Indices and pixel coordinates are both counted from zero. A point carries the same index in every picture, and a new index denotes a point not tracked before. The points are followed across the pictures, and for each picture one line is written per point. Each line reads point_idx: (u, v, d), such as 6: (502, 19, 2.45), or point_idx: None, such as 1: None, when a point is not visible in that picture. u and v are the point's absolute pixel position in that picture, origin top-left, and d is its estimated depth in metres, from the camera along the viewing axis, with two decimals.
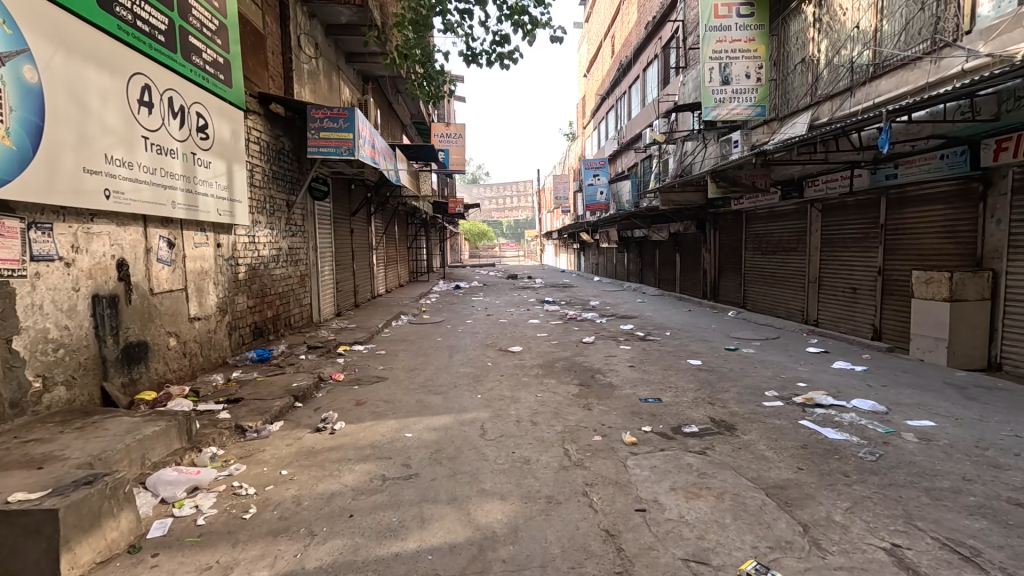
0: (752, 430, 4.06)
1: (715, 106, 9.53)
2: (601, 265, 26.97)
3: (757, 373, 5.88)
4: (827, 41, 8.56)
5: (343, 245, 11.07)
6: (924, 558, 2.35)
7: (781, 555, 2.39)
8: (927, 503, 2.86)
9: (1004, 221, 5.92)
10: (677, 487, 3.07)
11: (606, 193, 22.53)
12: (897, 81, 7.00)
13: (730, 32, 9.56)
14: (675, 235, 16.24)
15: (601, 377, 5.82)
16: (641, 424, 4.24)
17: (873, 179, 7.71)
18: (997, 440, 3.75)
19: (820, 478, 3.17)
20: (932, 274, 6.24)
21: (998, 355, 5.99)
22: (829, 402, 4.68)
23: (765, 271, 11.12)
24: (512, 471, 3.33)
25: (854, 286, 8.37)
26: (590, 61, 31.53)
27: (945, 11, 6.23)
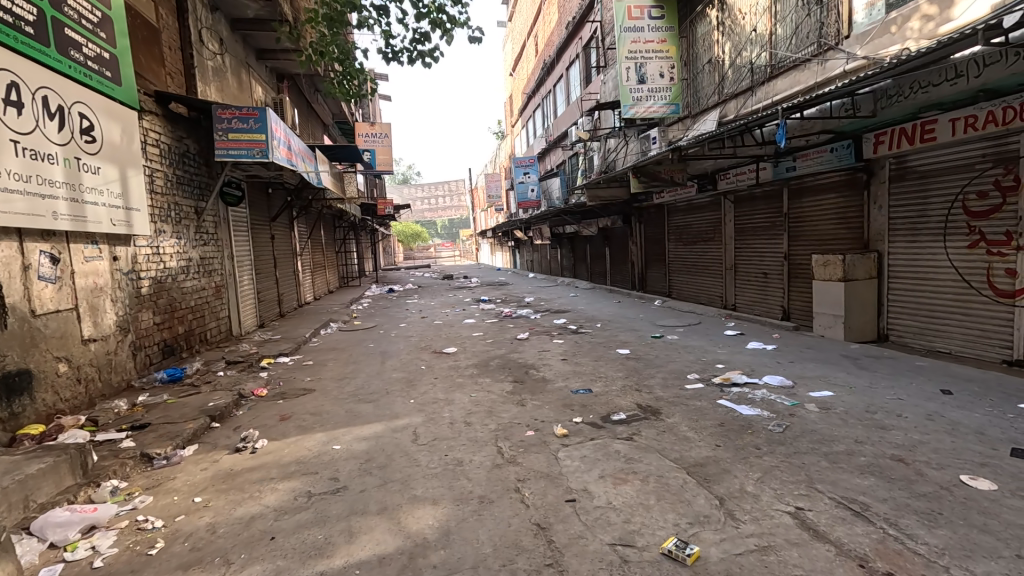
0: (675, 413, 4.26)
1: (633, 104, 9.94)
2: (536, 262, 27.32)
3: (681, 358, 6.20)
4: (730, 43, 9.14)
5: (262, 252, 10.46)
6: (823, 518, 2.58)
7: (700, 529, 2.53)
8: (826, 466, 3.13)
9: (884, 207, 6.60)
10: (605, 473, 3.18)
11: (537, 190, 22.85)
12: (790, 81, 7.59)
13: (643, 34, 9.98)
14: (604, 229, 16.76)
15: (534, 372, 5.90)
16: (573, 415, 4.33)
17: (776, 172, 8.35)
18: (884, 404, 4.18)
19: (735, 453, 3.39)
20: (828, 257, 6.85)
21: (885, 328, 6.68)
22: (743, 380, 5.02)
23: (687, 261, 11.74)
24: (444, 474, 3.29)
25: (765, 271, 9.02)
26: (515, 60, 31.85)
27: (828, 17, 6.83)
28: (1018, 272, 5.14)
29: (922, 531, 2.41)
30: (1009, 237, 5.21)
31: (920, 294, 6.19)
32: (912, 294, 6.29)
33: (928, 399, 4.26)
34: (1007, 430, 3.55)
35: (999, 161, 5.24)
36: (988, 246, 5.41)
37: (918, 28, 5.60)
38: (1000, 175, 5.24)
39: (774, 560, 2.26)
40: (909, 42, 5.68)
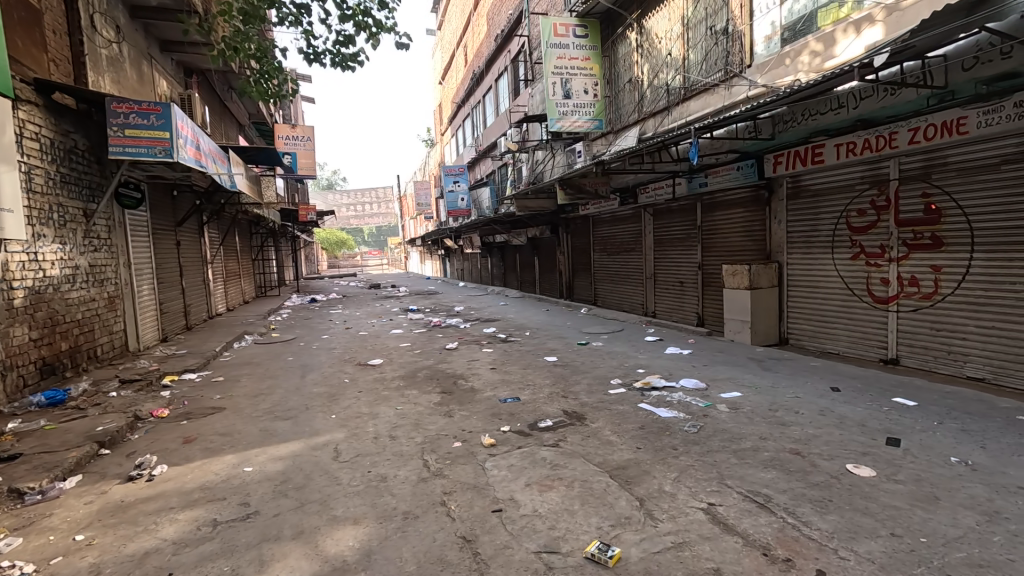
0: (599, 418, 4.39)
1: (559, 118, 10.32)
2: (466, 271, 27.31)
3: (605, 364, 6.41)
4: (648, 64, 9.67)
5: (167, 259, 9.61)
6: (731, 511, 2.75)
7: (621, 531, 2.60)
8: (734, 463, 3.35)
9: (782, 222, 7.24)
10: (531, 481, 3.20)
11: (466, 199, 22.78)
12: (701, 103, 8.17)
13: (568, 50, 10.36)
14: (532, 239, 17.04)
15: (462, 382, 5.84)
16: (500, 424, 4.33)
17: (691, 187, 8.93)
18: (784, 402, 4.57)
19: (654, 455, 3.54)
20: (735, 267, 7.40)
21: (785, 331, 7.32)
22: (661, 384, 5.27)
23: (611, 270, 12.21)
24: (366, 492, 3.16)
25: (681, 280, 9.58)
26: (444, 69, 31.87)
27: (733, 47, 7.44)
28: (891, 281, 5.81)
29: (816, 517, 2.64)
30: (883, 250, 5.88)
31: (814, 301, 6.84)
32: (806, 301, 6.95)
33: (820, 396, 4.70)
34: (884, 421, 3.99)
35: (874, 183, 5.91)
36: (867, 258, 6.07)
37: (807, 62, 6.23)
38: (875, 195, 5.91)
39: (689, 556, 2.38)
40: (800, 73, 6.30)
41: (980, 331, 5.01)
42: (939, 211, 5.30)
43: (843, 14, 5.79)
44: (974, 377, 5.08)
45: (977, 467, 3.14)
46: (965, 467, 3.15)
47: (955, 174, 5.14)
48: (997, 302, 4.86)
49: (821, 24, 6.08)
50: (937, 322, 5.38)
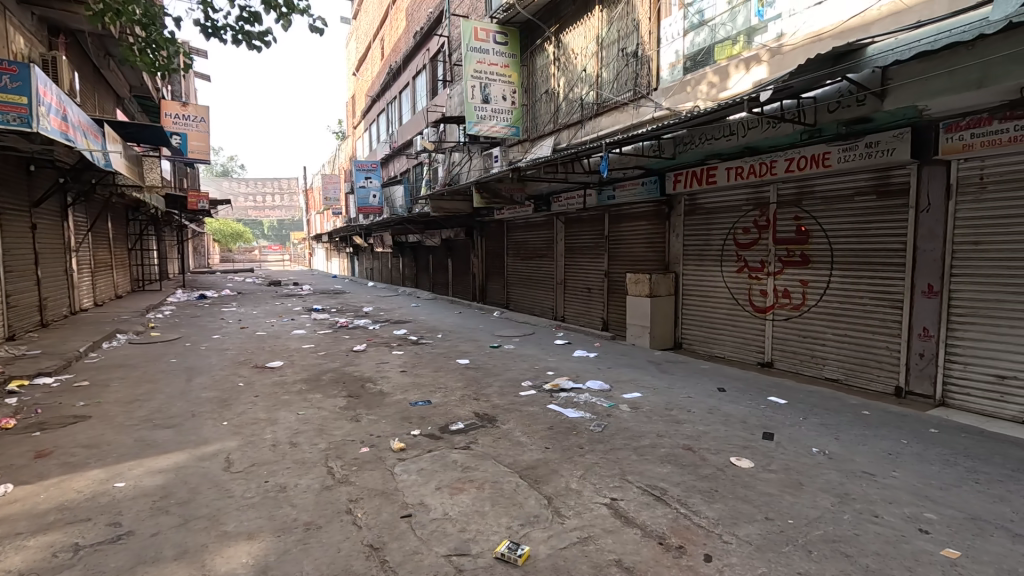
0: (510, 419, 4.46)
1: (478, 122, 10.54)
2: (376, 270, 26.45)
3: (516, 366, 6.53)
4: (564, 78, 10.03)
5: (17, 244, 8.25)
6: (631, 505, 2.93)
7: (530, 529, 2.66)
8: (635, 459, 3.57)
9: (679, 236, 7.87)
10: (443, 484, 3.16)
11: (378, 196, 22.05)
12: (612, 120, 8.62)
13: (488, 56, 10.67)
14: (446, 240, 16.92)
15: (371, 386, 5.63)
16: (410, 428, 4.24)
17: (600, 199, 9.37)
18: (678, 401, 4.95)
19: (561, 454, 3.67)
20: (638, 276, 7.92)
21: (680, 337, 7.95)
22: (570, 386, 5.48)
23: (523, 275, 12.46)
24: (263, 503, 2.93)
25: (589, 286, 10.02)
26: (359, 60, 30.66)
27: (642, 69, 7.95)
28: (768, 293, 6.53)
29: (704, 507, 2.89)
30: (763, 265, 6.60)
31: (705, 309, 7.49)
32: (699, 309, 7.59)
33: (709, 396, 5.15)
34: (760, 417, 4.48)
35: (757, 205, 6.63)
36: (749, 272, 6.77)
37: (705, 91, 6.84)
38: (757, 216, 6.63)
39: (593, 549, 2.49)
40: (699, 101, 6.89)
41: (836, 338, 5.80)
42: (807, 233, 6.07)
43: (735, 52, 6.45)
44: (831, 377, 5.86)
45: (832, 456, 3.63)
46: (823, 456, 3.62)
47: (820, 202, 5.91)
48: (850, 313, 5.65)
49: (717, 58, 6.71)
50: (803, 330, 6.15)
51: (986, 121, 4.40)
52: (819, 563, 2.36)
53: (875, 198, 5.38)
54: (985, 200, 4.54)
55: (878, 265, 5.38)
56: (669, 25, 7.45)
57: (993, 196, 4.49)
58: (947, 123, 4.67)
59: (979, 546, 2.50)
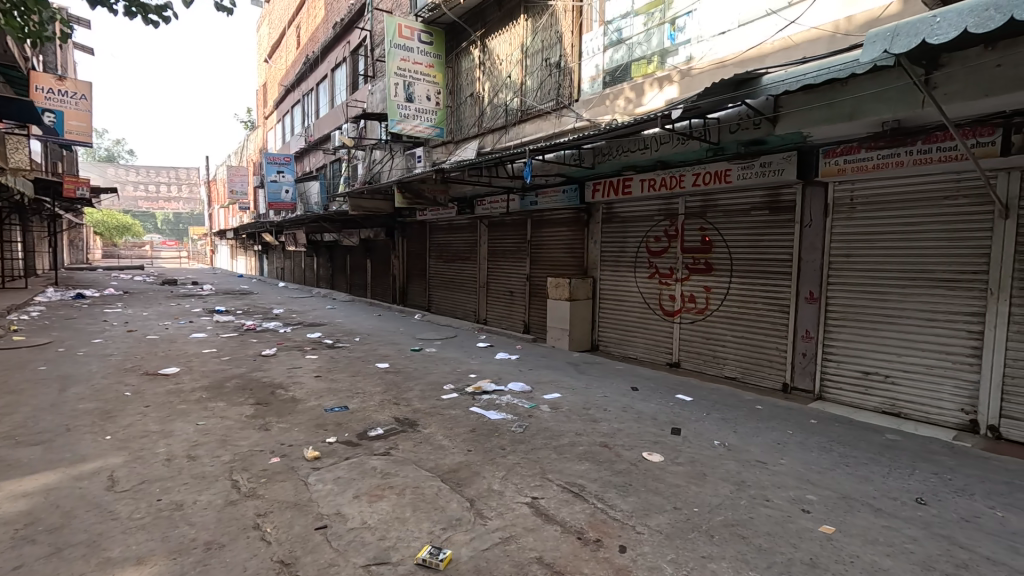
0: (431, 424, 4.39)
1: (401, 120, 10.43)
2: (288, 270, 24.97)
3: (438, 370, 6.45)
4: (489, 82, 10.11)
5: None
6: (552, 502, 3.00)
7: (452, 533, 2.64)
8: (555, 458, 3.66)
9: (597, 243, 8.21)
10: (361, 493, 3.05)
11: (292, 192, 20.85)
12: (535, 127, 8.82)
13: (412, 55, 10.59)
14: (365, 240, 16.36)
15: (281, 392, 5.29)
16: (326, 435, 4.04)
17: (522, 204, 9.54)
18: (595, 401, 5.15)
19: (483, 456, 3.67)
20: (559, 280, 8.16)
21: (597, 339, 8.28)
22: (492, 388, 5.51)
23: (446, 277, 12.35)
24: (155, 524, 2.65)
25: (511, 290, 10.15)
26: (272, 46, 28.82)
27: (564, 80, 8.21)
28: (676, 298, 6.99)
29: (619, 500, 3.03)
30: (672, 271, 7.05)
31: (619, 313, 7.86)
32: (614, 312, 7.96)
33: (623, 395, 5.41)
34: (669, 414, 4.78)
35: (667, 216, 7.09)
36: (660, 278, 7.21)
37: (622, 106, 7.21)
38: (667, 226, 7.09)
39: (515, 548, 2.53)
40: (617, 114, 7.24)
41: (734, 339, 6.33)
42: (711, 243, 6.58)
43: (650, 71, 6.87)
44: (729, 376, 6.39)
45: (730, 447, 3.95)
46: (723, 448, 3.94)
47: (722, 214, 6.44)
48: (746, 316, 6.20)
49: (634, 75, 7.10)
50: (707, 333, 6.64)
51: (856, 149, 5.05)
52: (720, 546, 2.56)
53: (767, 213, 5.97)
54: (856, 218, 5.20)
55: (770, 274, 5.95)
56: (590, 39, 7.78)
57: (862, 215, 5.15)
58: (826, 149, 5.28)
59: (849, 521, 2.85)
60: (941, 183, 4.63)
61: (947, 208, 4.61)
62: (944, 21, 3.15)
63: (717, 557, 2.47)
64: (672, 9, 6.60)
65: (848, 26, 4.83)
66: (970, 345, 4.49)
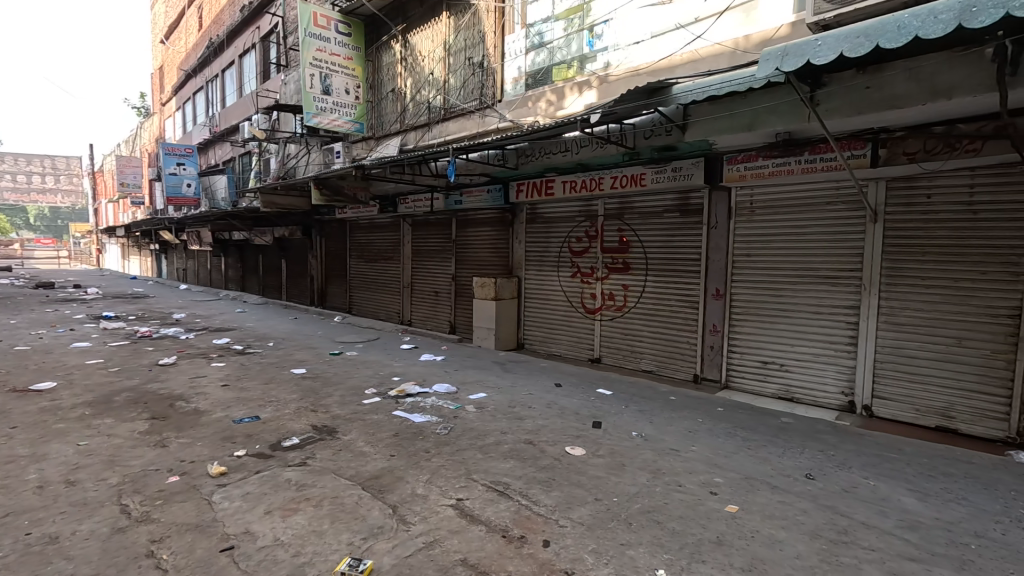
0: (352, 430, 4.22)
1: (318, 114, 9.92)
2: (191, 271, 22.97)
3: (359, 374, 6.21)
4: (411, 78, 9.90)
5: None
6: (477, 503, 2.99)
7: (374, 542, 2.55)
8: (480, 457, 3.65)
9: (522, 243, 8.31)
10: (273, 508, 2.85)
11: (194, 186, 19.12)
12: (459, 126, 8.76)
13: (329, 45, 10.13)
14: (280, 239, 15.44)
15: (182, 404, 4.84)
16: (234, 449, 3.75)
17: (447, 203, 9.42)
18: (520, 399, 5.20)
19: (407, 460, 3.58)
20: (484, 279, 8.17)
21: (522, 337, 8.39)
22: (416, 390, 5.39)
23: (368, 277, 11.94)
24: (22, 563, 2.32)
25: (436, 290, 10.01)
26: (169, 26, 26.30)
27: (487, 80, 8.22)
28: (597, 296, 7.24)
29: (543, 496, 3.08)
30: (593, 270, 7.29)
31: (544, 311, 8.01)
32: (539, 311, 8.09)
33: (548, 391, 5.52)
34: (591, 408, 4.94)
35: (588, 217, 7.33)
36: (582, 277, 7.43)
37: (544, 109, 7.35)
38: (588, 227, 7.32)
39: (439, 551, 2.49)
40: (539, 117, 7.38)
41: (650, 335, 6.66)
42: (628, 244, 6.87)
43: (570, 75, 7.06)
44: (646, 369, 6.72)
45: (647, 437, 4.16)
46: (641, 438, 4.13)
47: (638, 216, 6.75)
48: (661, 312, 6.55)
49: (555, 79, 7.26)
50: (625, 329, 6.94)
51: (754, 157, 5.49)
52: (637, 532, 2.68)
53: (678, 215, 6.35)
54: (755, 221, 5.67)
55: (681, 272, 6.34)
56: (512, 41, 7.85)
57: (760, 218, 5.63)
58: (730, 156, 5.70)
59: (751, 499, 3.09)
60: (823, 190, 5.17)
61: (830, 212, 5.15)
62: (825, 44, 3.52)
63: (635, 543, 2.58)
64: (591, 16, 6.82)
65: (747, 44, 5.25)
66: (849, 334, 5.04)
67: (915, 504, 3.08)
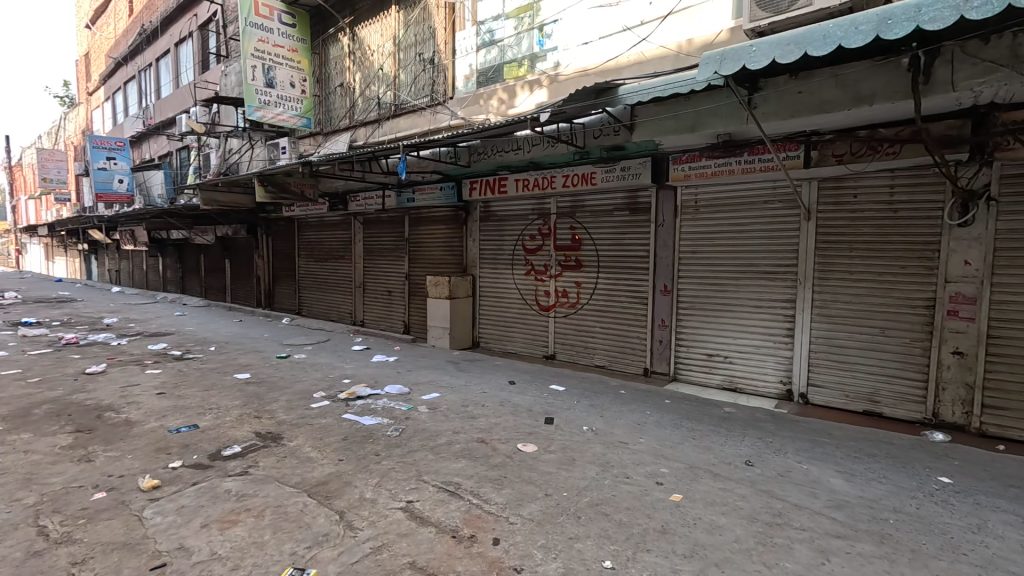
0: (298, 435, 4.08)
1: (260, 107, 9.51)
2: (125, 273, 21.57)
3: (307, 377, 6.01)
4: (360, 73, 9.66)
5: None
6: (427, 504, 2.95)
7: (318, 550, 2.47)
8: (432, 458, 3.62)
9: (475, 241, 8.28)
10: (210, 521, 2.72)
11: (127, 182, 17.93)
12: (410, 122, 8.61)
13: (271, 36, 9.62)
14: (223, 238, 14.75)
15: (111, 415, 4.53)
16: (168, 460, 3.55)
17: (399, 201, 9.25)
18: (474, 398, 5.18)
19: (356, 464, 3.49)
20: (438, 278, 8.09)
21: (478, 336, 8.37)
22: (367, 392, 5.27)
23: (318, 277, 11.58)
24: None
25: (389, 289, 9.83)
26: (95, 10, 24.52)
27: (438, 77, 8.13)
28: (551, 293, 7.32)
29: (494, 494, 3.09)
30: (546, 268, 7.35)
31: (498, 309, 8.02)
32: (494, 309, 8.10)
33: (501, 389, 5.53)
34: (544, 404, 4.98)
35: (540, 215, 7.39)
36: (536, 274, 7.48)
37: (496, 106, 7.34)
38: (541, 225, 7.39)
39: (386, 556, 2.44)
40: (491, 114, 7.36)
41: (602, 330, 6.80)
42: (580, 241, 6.98)
43: (521, 74, 7.09)
44: (599, 364, 6.86)
45: (597, 432, 4.24)
46: (591, 433, 4.20)
47: (589, 214, 6.87)
48: (613, 308, 6.68)
49: (506, 77, 7.27)
50: (578, 325, 7.05)
51: (698, 157, 5.69)
52: (586, 526, 2.73)
53: (627, 214, 6.50)
54: (699, 219, 5.88)
55: (631, 269, 6.49)
56: (463, 38, 7.80)
57: (704, 216, 5.84)
58: (675, 156, 5.88)
59: (694, 487, 3.21)
60: (761, 190, 5.43)
61: (768, 211, 5.41)
62: (759, 50, 3.68)
63: (583, 536, 2.63)
64: (540, 15, 6.86)
65: (689, 48, 5.43)
66: (786, 326, 5.32)
67: (843, 485, 3.28)
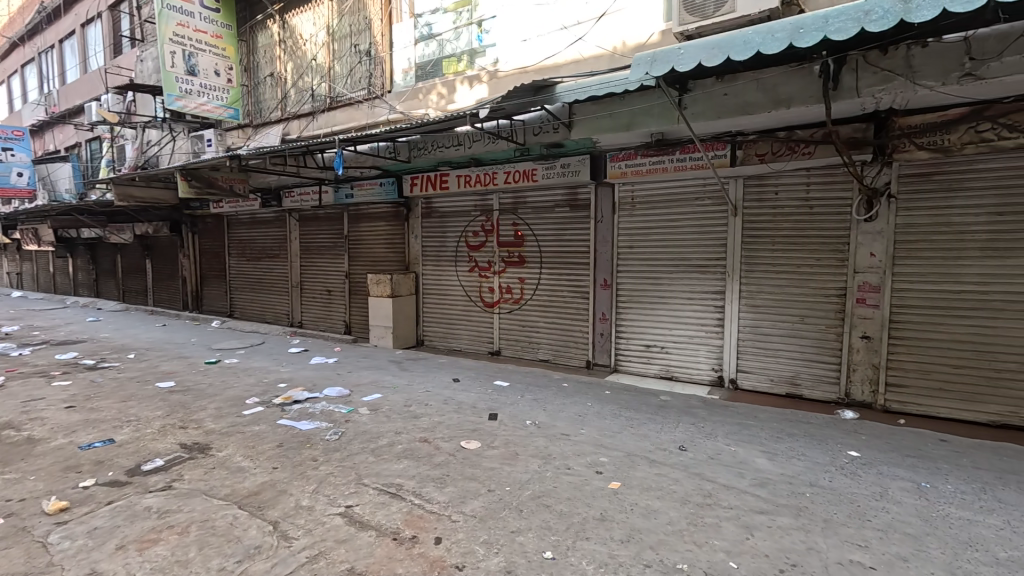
0: (229, 445, 3.87)
1: (181, 96, 8.73)
2: (28, 275, 19.57)
3: (239, 383, 5.70)
4: (292, 63, 9.23)
5: None
6: (366, 508, 2.89)
7: (249, 564, 2.36)
8: (372, 461, 3.53)
9: (417, 238, 8.15)
10: (127, 542, 2.53)
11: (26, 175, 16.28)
12: (346, 116, 8.33)
13: (192, 20, 8.97)
14: (142, 237, 13.71)
15: (10, 434, 4.10)
16: (78, 479, 3.26)
17: (336, 197, 8.94)
18: (417, 397, 5.11)
19: (292, 472, 3.36)
20: (379, 276, 7.90)
21: (421, 334, 8.25)
22: (304, 396, 5.07)
23: (251, 277, 11.00)
24: None
25: (328, 288, 9.49)
26: None
27: (375, 70, 7.91)
28: (495, 290, 7.33)
29: (437, 493, 3.06)
30: (490, 264, 7.35)
31: (442, 307, 7.94)
32: (438, 306, 8.01)
33: (445, 387, 5.49)
34: (488, 401, 4.99)
35: (483, 211, 7.38)
36: (479, 271, 7.47)
37: (435, 101, 7.23)
38: (483, 222, 7.38)
39: (323, 564, 2.36)
40: (430, 109, 7.25)
41: (546, 325, 6.90)
42: (523, 237, 7.03)
43: (461, 69, 7.03)
44: (543, 358, 6.97)
45: (540, 425, 4.30)
46: (534, 426, 4.26)
47: (531, 210, 6.93)
48: (556, 303, 6.79)
49: (445, 72, 7.19)
50: (522, 320, 7.11)
51: (634, 156, 5.88)
52: (527, 518, 2.76)
53: (568, 210, 6.61)
54: (636, 215, 6.07)
55: (572, 264, 6.62)
56: (400, 31, 7.62)
57: (641, 212, 6.04)
58: (612, 155, 6.04)
59: (632, 474, 3.33)
60: (693, 187, 5.68)
61: (698, 207, 5.67)
62: (687, 53, 3.83)
63: (524, 530, 2.66)
64: (478, 11, 6.83)
65: (623, 49, 5.59)
66: (717, 317, 5.61)
67: (766, 463, 3.52)
